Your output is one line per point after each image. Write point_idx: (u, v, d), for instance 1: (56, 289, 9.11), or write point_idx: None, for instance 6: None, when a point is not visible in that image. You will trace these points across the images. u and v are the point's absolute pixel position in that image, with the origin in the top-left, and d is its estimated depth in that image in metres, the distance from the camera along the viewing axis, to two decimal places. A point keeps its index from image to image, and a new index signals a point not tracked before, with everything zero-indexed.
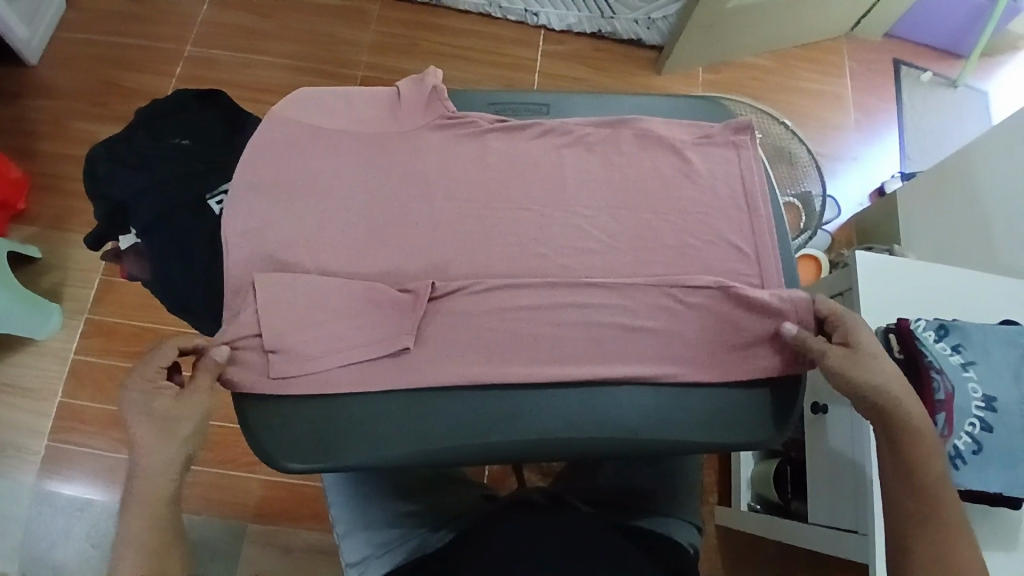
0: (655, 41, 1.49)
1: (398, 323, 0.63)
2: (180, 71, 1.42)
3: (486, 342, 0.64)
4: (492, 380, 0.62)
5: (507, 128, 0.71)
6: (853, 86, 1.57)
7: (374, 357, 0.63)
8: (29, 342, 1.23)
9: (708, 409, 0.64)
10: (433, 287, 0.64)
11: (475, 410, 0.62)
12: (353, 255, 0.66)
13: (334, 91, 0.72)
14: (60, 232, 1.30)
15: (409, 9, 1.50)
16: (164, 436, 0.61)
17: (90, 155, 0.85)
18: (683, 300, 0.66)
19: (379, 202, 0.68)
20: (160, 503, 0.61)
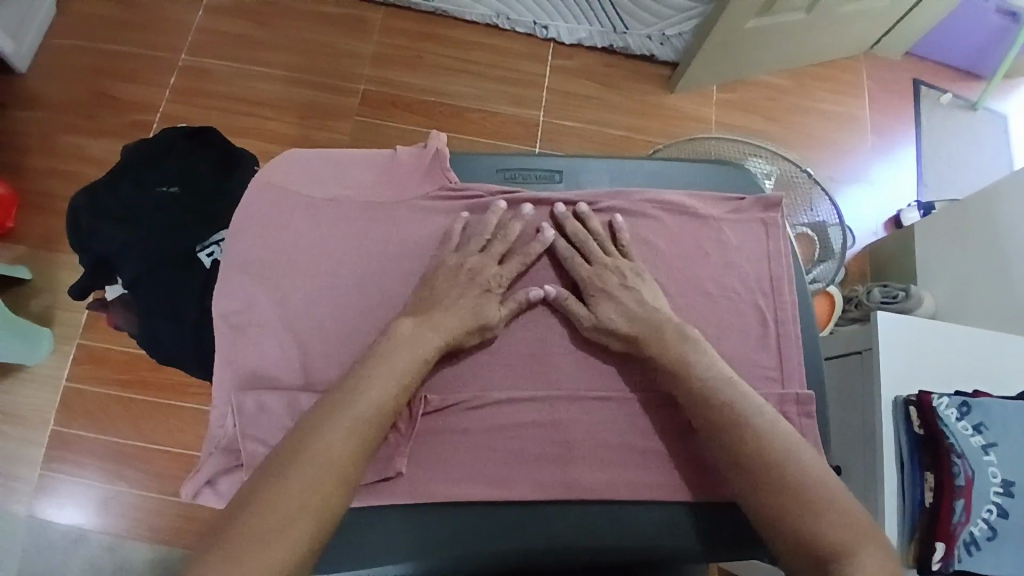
0: (669, 57, 1.43)
1: (389, 445, 0.58)
2: (175, 82, 1.36)
3: (488, 443, 0.59)
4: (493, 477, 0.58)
5: (515, 199, 0.67)
6: (870, 107, 1.51)
7: (367, 481, 0.57)
8: (20, 368, 1.20)
9: (688, 527, 0.59)
10: (426, 402, 0.59)
11: (488, 515, 0.58)
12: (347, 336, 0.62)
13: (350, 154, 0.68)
14: (50, 252, 1.26)
15: (413, 19, 1.44)
16: (390, 372, 0.56)
17: (74, 204, 0.81)
18: (694, 417, 0.61)
19: (460, 260, 0.63)
20: (343, 466, 0.51)
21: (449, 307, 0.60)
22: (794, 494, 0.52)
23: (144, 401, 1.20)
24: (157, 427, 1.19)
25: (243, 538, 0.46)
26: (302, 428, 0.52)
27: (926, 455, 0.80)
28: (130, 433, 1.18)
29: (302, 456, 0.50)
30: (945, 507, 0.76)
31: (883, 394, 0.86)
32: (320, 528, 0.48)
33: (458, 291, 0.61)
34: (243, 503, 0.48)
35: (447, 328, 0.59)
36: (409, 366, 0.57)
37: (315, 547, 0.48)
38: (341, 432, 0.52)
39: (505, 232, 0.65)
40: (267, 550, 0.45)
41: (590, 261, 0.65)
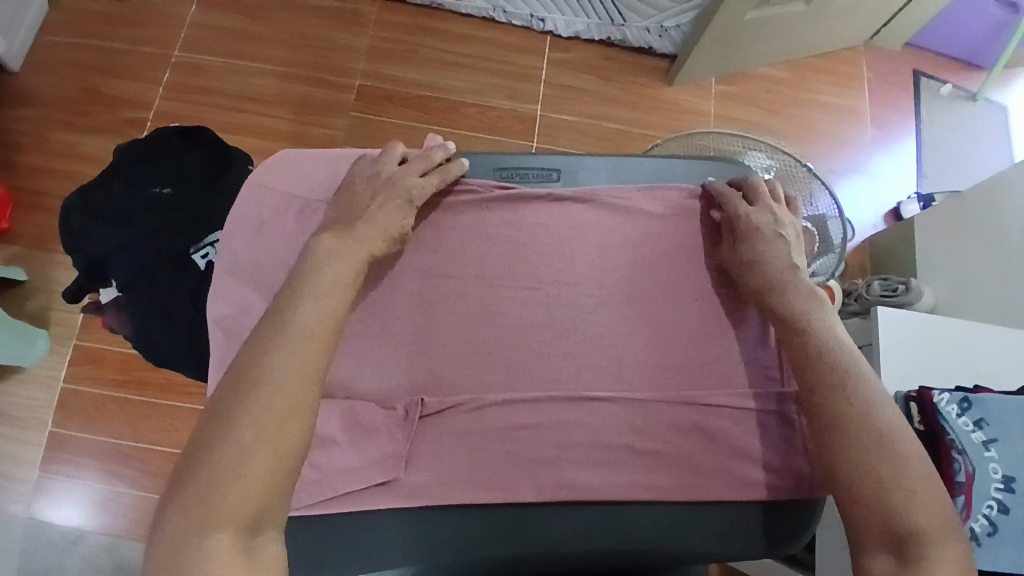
0: (667, 50, 1.41)
1: (381, 448, 0.58)
2: (168, 78, 1.34)
3: (484, 447, 0.59)
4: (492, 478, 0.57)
5: (513, 197, 0.66)
6: (870, 99, 1.50)
7: (360, 487, 0.57)
8: (16, 368, 1.20)
9: (686, 529, 0.58)
10: (421, 404, 0.59)
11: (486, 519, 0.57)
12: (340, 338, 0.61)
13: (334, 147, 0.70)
14: (44, 252, 1.25)
15: (408, 12, 1.42)
16: (325, 296, 0.55)
17: (65, 205, 0.80)
18: (694, 417, 0.61)
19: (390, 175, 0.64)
20: (291, 397, 0.51)
21: (371, 214, 0.61)
22: (880, 457, 0.53)
23: (142, 401, 1.19)
24: (154, 427, 1.18)
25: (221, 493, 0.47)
26: (257, 341, 0.53)
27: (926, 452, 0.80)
28: (127, 433, 1.18)
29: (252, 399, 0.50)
30: None
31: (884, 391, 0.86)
32: (288, 450, 0.50)
33: (384, 198, 0.62)
34: (204, 441, 0.49)
35: (374, 236, 0.60)
36: (338, 291, 0.56)
37: (283, 471, 0.49)
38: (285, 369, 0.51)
39: (427, 156, 0.66)
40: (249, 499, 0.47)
41: (755, 208, 0.67)
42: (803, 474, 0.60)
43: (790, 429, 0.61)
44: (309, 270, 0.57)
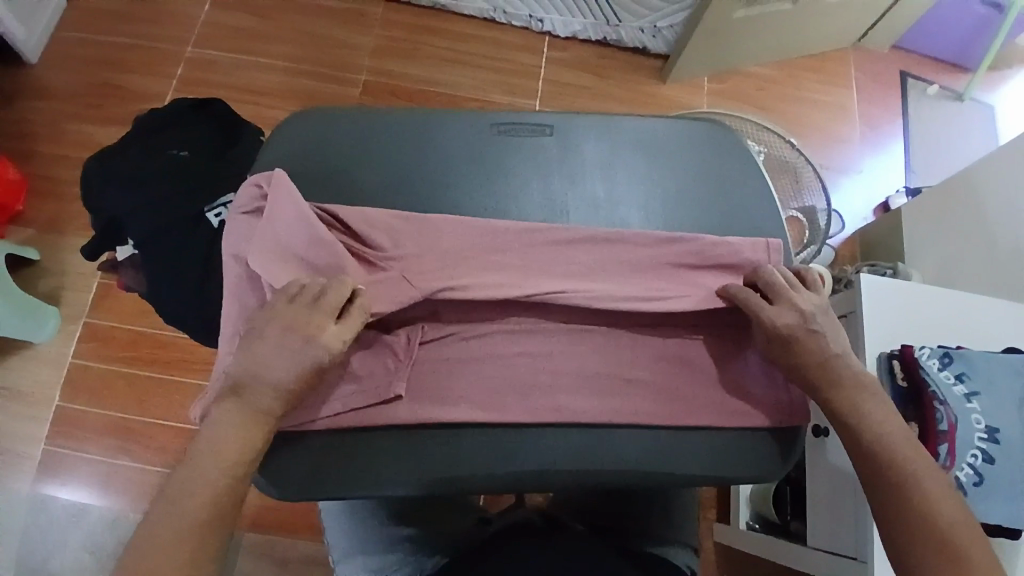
0: (661, 49, 1.47)
1: (384, 372, 0.61)
2: (181, 74, 1.40)
3: (478, 372, 0.62)
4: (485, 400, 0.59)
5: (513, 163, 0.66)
6: (859, 97, 1.55)
7: (362, 406, 0.60)
8: (25, 345, 1.23)
9: (668, 453, 0.63)
10: (422, 331, 0.63)
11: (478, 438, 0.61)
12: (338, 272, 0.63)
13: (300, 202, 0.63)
14: (58, 234, 1.29)
15: (413, 13, 1.49)
16: (254, 407, 0.55)
17: (85, 168, 0.85)
18: (678, 350, 0.65)
19: (296, 298, 0.58)
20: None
21: (280, 353, 0.56)
22: (934, 533, 0.55)
23: (148, 379, 1.21)
24: (159, 403, 1.20)
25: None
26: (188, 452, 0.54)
27: (909, 409, 0.81)
28: (132, 409, 1.20)
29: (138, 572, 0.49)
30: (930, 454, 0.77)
31: (867, 352, 0.88)
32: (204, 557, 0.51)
33: (281, 359, 0.56)
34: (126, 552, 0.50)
35: (282, 399, 0.56)
36: (229, 461, 0.53)
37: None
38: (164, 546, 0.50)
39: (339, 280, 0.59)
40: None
41: (780, 306, 0.63)
42: (781, 402, 0.64)
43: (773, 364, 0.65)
44: (241, 392, 0.55)
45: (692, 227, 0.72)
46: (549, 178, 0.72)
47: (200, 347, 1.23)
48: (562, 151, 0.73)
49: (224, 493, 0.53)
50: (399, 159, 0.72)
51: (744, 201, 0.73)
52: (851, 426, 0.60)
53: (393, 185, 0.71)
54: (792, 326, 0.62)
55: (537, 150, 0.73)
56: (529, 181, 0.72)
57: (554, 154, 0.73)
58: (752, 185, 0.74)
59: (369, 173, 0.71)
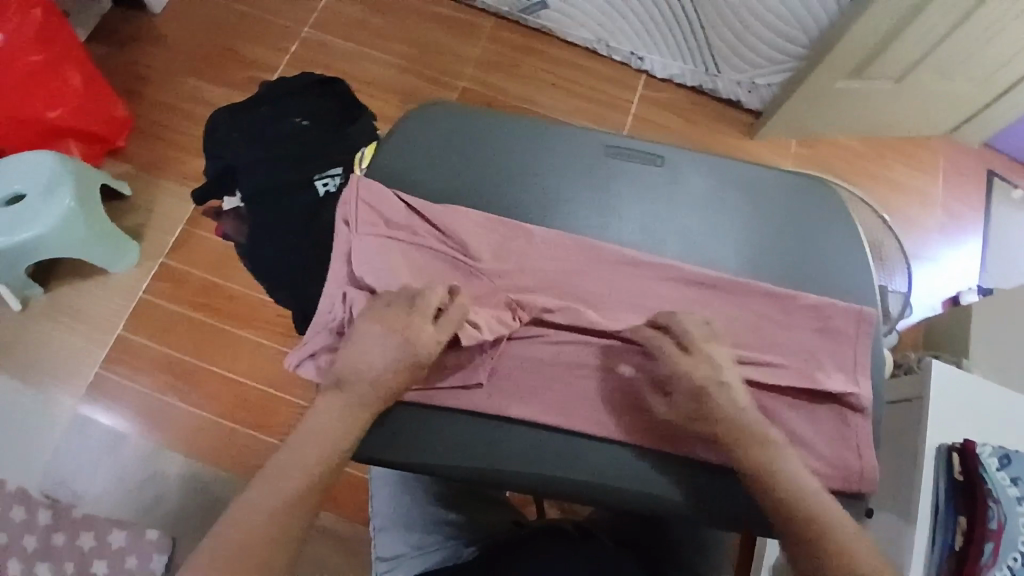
0: (754, 105, 1.49)
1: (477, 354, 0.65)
2: (294, 50, 1.48)
3: (558, 377, 0.65)
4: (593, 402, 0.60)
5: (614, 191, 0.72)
6: (943, 187, 1.54)
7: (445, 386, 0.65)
8: (101, 272, 1.29)
9: (733, 493, 0.64)
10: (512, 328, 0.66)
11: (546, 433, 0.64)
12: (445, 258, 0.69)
13: (390, 203, 0.69)
14: (152, 175, 1.36)
15: (520, 31, 1.54)
16: (353, 411, 0.60)
17: (215, 117, 0.92)
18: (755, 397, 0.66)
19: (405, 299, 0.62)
20: (259, 554, 0.55)
21: (383, 350, 0.60)
22: None
23: (208, 326, 1.26)
24: (215, 352, 1.24)
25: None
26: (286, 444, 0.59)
27: (961, 503, 0.82)
28: (188, 352, 1.24)
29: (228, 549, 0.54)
30: (976, 550, 0.76)
31: (928, 441, 0.89)
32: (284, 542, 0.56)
33: (380, 352, 0.60)
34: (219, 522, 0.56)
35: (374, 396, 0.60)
36: (320, 460, 0.58)
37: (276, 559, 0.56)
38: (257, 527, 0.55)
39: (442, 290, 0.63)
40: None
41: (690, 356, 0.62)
42: (850, 468, 0.65)
43: (846, 427, 0.66)
44: (346, 387, 0.60)
45: (784, 280, 0.72)
46: (652, 205, 0.74)
47: (264, 305, 1.27)
48: (668, 182, 0.75)
49: (314, 484, 0.58)
50: (510, 162, 0.75)
51: (842, 263, 0.73)
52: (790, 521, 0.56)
53: (502, 184, 0.74)
54: (704, 377, 0.61)
55: (645, 177, 0.75)
56: (632, 206, 0.74)
57: (661, 184, 0.75)
58: (852, 251, 0.74)
59: (483, 171, 0.74)
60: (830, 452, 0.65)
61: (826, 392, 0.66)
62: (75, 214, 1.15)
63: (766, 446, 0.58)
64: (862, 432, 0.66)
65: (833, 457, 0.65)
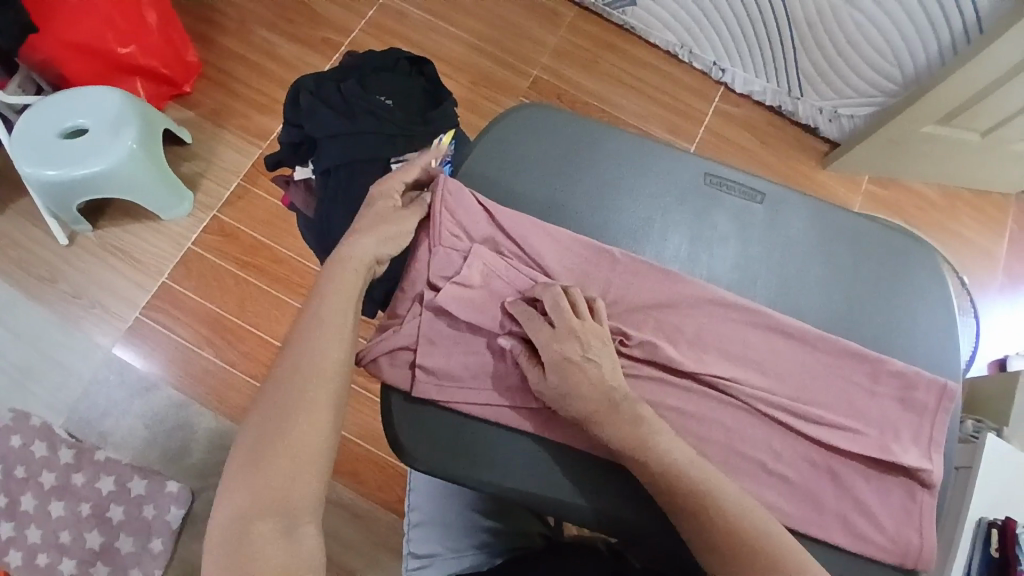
0: (831, 135, 1.44)
1: (517, 370, 0.65)
2: (371, 14, 1.44)
3: None
4: (582, 395, 0.59)
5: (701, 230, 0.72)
6: (1009, 248, 1.48)
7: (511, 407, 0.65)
8: (153, 216, 1.28)
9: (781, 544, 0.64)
10: None
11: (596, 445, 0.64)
12: (515, 271, 0.67)
13: (472, 210, 0.69)
14: (214, 125, 1.34)
15: (602, 26, 1.49)
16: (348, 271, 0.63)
17: (297, 83, 0.90)
18: (826, 460, 0.64)
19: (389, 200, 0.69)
20: (310, 422, 0.57)
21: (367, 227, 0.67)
22: None
23: (251, 285, 1.25)
24: (254, 311, 1.24)
25: (264, 462, 0.55)
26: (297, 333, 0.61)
27: None
28: (229, 309, 1.24)
29: (296, 363, 0.59)
30: None
31: (969, 511, 0.87)
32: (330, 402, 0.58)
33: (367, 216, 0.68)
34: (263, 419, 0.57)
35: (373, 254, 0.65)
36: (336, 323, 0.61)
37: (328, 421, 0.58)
38: (320, 346, 0.60)
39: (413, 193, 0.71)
40: (291, 456, 0.55)
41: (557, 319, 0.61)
42: (913, 547, 0.62)
43: (913, 504, 0.64)
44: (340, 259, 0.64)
45: (871, 339, 0.70)
46: (748, 244, 0.72)
47: (310, 273, 1.26)
48: (767, 221, 0.72)
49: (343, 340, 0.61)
50: (604, 179, 0.73)
51: (932, 331, 0.71)
52: (689, 510, 0.56)
53: (592, 201, 0.72)
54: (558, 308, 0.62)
55: (742, 212, 0.73)
56: (726, 240, 0.72)
57: (759, 221, 0.72)
58: (945, 319, 0.71)
59: (576, 184, 0.73)
60: (895, 527, 0.63)
61: (896, 467, 0.64)
62: (135, 156, 1.14)
63: (708, 479, 0.57)
64: (928, 512, 0.64)
65: (897, 532, 0.63)
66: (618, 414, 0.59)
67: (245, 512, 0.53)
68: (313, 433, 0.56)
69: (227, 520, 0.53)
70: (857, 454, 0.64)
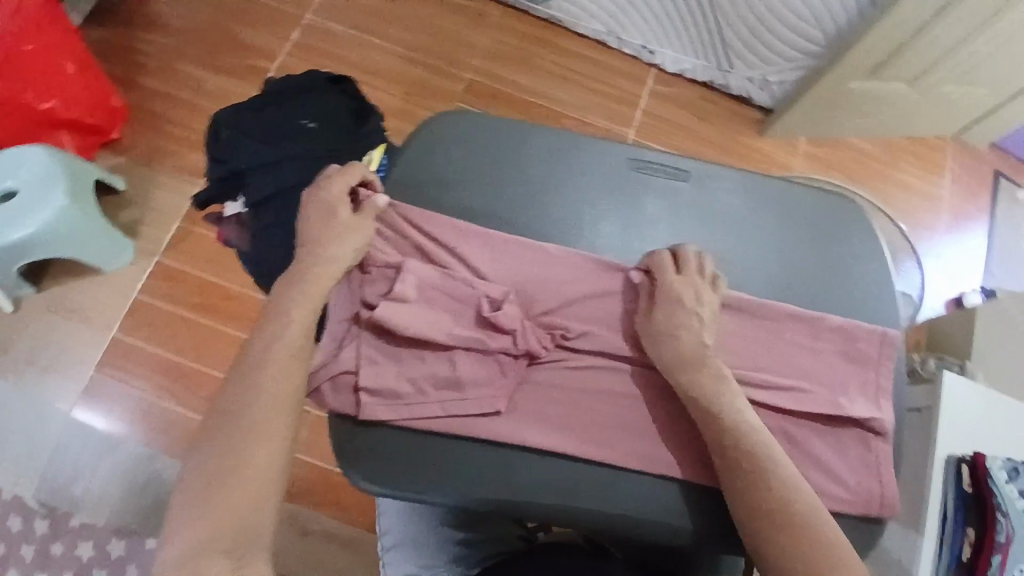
0: (765, 103, 1.47)
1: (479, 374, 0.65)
2: (296, 37, 1.42)
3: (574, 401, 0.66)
4: (679, 339, 0.64)
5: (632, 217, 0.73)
6: (950, 188, 1.52)
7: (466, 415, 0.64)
8: (96, 271, 1.25)
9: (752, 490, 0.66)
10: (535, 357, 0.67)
11: (665, 408, 0.66)
12: (454, 281, 0.67)
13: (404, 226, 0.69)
14: (148, 169, 1.31)
15: (529, 22, 1.50)
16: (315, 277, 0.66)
17: (217, 116, 0.87)
18: (780, 425, 0.65)
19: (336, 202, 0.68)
20: (261, 450, 0.58)
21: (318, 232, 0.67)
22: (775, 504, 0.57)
23: (205, 327, 1.23)
24: (213, 353, 1.22)
25: (220, 491, 0.56)
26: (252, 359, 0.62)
27: (971, 514, 0.82)
28: (186, 355, 1.21)
29: (244, 388, 0.61)
30: (983, 560, 0.76)
31: (937, 451, 0.88)
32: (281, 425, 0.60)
33: (320, 220, 0.68)
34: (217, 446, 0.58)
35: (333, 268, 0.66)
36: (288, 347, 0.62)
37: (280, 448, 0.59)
38: (271, 370, 0.61)
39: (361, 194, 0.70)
40: (245, 485, 0.57)
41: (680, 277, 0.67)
42: (874, 494, 0.63)
43: (868, 453, 0.65)
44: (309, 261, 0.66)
45: (811, 299, 0.71)
46: (680, 226, 0.73)
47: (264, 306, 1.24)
48: (695, 199, 0.74)
49: (295, 362, 0.62)
50: (532, 181, 0.74)
51: (869, 284, 0.72)
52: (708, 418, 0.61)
53: (523, 203, 0.73)
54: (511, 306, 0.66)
55: (670, 193, 0.74)
56: (658, 223, 0.73)
57: (688, 201, 0.73)
58: (879, 270, 0.73)
59: (505, 188, 0.73)
60: (855, 479, 0.64)
61: (847, 421, 0.65)
62: (68, 213, 1.11)
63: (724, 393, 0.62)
64: (885, 458, 0.65)
65: (856, 483, 0.64)
66: (704, 367, 0.63)
67: (196, 545, 0.54)
68: (264, 461, 0.58)
69: (180, 551, 0.54)
70: (808, 413, 0.65)
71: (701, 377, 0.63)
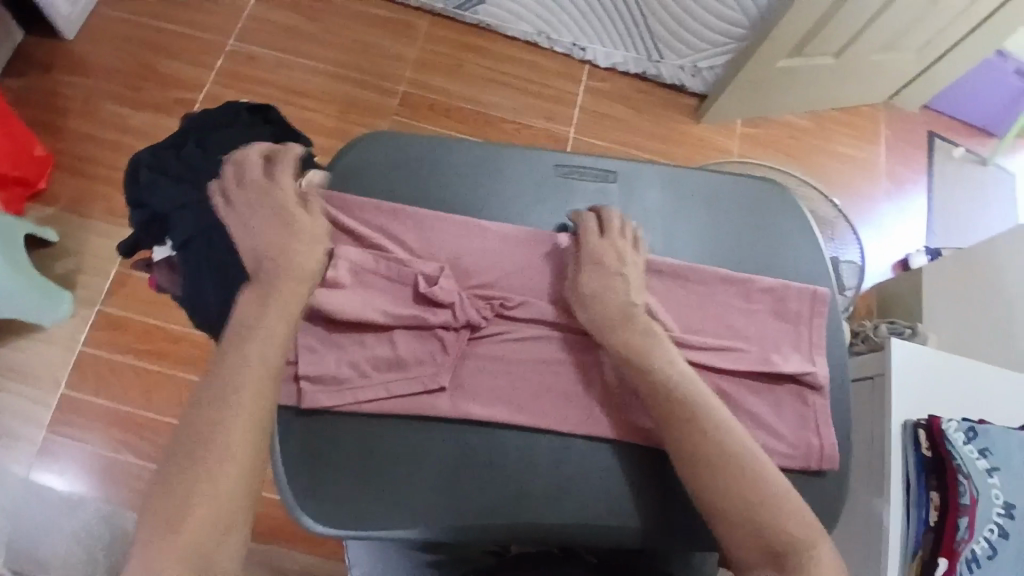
0: (698, 89, 1.48)
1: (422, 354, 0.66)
2: (222, 66, 1.40)
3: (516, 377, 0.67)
4: (605, 300, 0.64)
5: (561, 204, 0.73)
6: (886, 153, 1.56)
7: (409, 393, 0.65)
8: (36, 328, 1.20)
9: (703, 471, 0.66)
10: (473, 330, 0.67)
11: (607, 375, 0.67)
12: (388, 263, 0.68)
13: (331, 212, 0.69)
14: (80, 217, 1.27)
15: (458, 29, 1.49)
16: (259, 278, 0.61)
17: (133, 160, 0.85)
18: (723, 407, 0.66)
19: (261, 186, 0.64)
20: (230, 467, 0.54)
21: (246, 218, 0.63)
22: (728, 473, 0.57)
23: (157, 372, 1.20)
24: (168, 397, 1.19)
25: (185, 512, 0.51)
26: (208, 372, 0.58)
27: (933, 477, 0.81)
28: (140, 403, 1.18)
29: (204, 401, 0.56)
30: (949, 524, 0.76)
31: (892, 417, 0.89)
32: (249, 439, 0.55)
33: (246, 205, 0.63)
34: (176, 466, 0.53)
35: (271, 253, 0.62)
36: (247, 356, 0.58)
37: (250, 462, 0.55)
38: (228, 384, 0.57)
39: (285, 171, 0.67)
40: (213, 503, 0.52)
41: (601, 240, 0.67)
42: (813, 448, 0.65)
43: (806, 407, 0.66)
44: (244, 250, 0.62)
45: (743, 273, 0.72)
46: None
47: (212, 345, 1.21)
48: (623, 199, 0.74)
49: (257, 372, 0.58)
50: (459, 196, 0.73)
51: (798, 259, 0.73)
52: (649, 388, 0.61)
53: (451, 210, 0.73)
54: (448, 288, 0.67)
55: (599, 195, 0.74)
56: None
57: (616, 202, 0.73)
58: (806, 244, 0.74)
59: (432, 198, 0.73)
60: (792, 432, 0.65)
61: (782, 375, 0.67)
62: None
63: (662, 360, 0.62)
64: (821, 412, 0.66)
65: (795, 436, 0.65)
66: (634, 324, 0.64)
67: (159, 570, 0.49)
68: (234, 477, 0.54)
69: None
70: (744, 369, 0.66)
71: (630, 334, 0.63)
